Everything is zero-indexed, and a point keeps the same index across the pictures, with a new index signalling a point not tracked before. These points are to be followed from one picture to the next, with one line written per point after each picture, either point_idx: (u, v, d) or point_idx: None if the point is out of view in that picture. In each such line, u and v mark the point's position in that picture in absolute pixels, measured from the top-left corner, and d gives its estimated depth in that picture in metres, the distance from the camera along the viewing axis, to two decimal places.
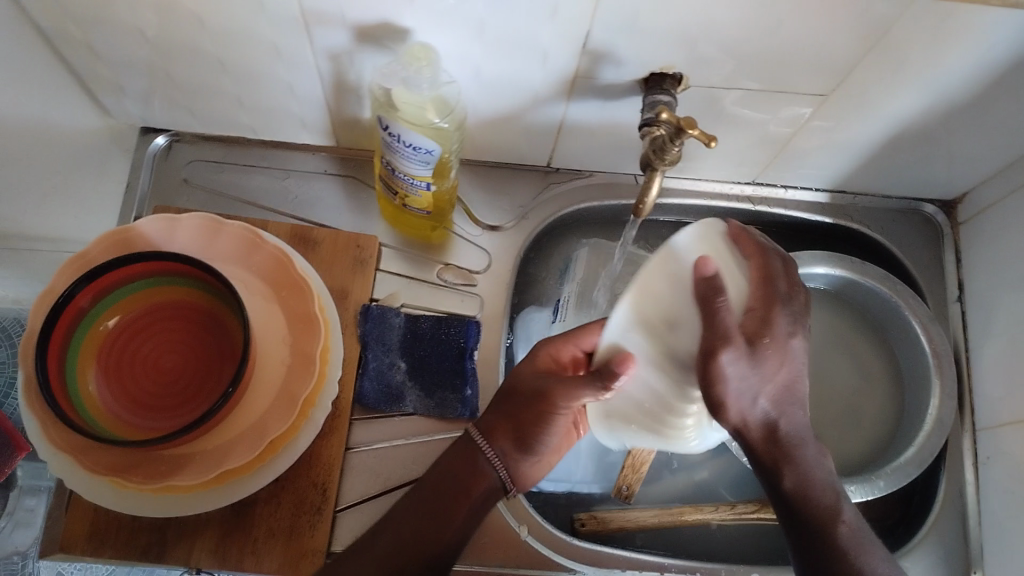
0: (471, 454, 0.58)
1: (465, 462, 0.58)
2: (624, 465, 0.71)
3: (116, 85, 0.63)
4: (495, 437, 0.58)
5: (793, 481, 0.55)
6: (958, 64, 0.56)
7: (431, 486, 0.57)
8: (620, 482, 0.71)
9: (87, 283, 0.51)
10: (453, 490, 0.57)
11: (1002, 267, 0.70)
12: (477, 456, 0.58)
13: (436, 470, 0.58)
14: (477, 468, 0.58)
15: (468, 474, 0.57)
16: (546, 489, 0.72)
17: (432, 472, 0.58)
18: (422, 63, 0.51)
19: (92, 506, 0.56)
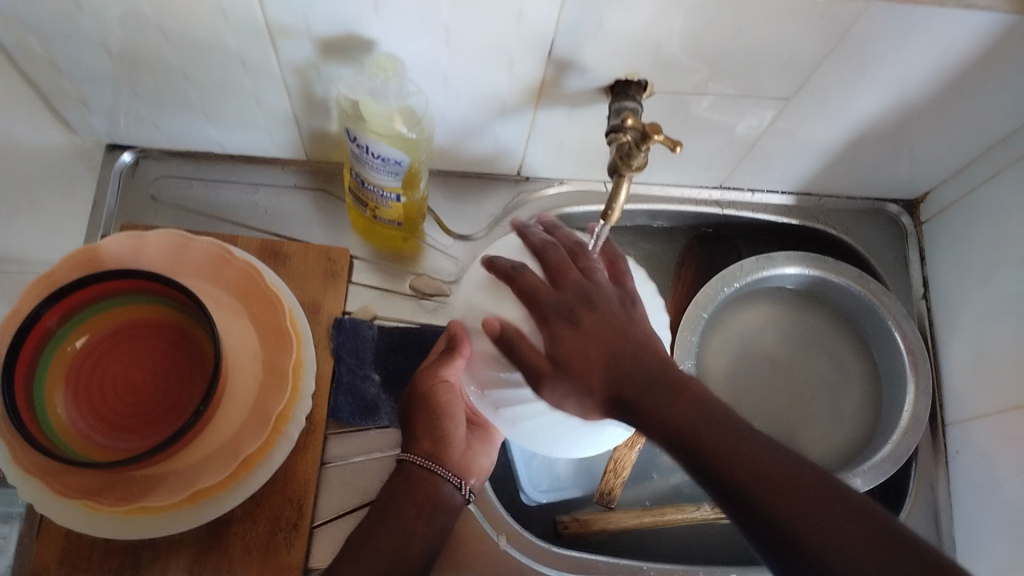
0: (424, 477, 0.59)
1: (411, 485, 0.58)
2: (607, 468, 0.72)
3: (80, 101, 0.62)
4: (420, 447, 0.60)
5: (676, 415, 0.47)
6: (915, 65, 0.57)
7: (383, 514, 0.57)
8: (603, 486, 0.72)
9: (53, 303, 0.51)
10: (409, 510, 0.58)
11: (965, 264, 0.71)
12: (424, 476, 0.59)
13: (383, 501, 0.58)
14: (421, 485, 0.59)
15: (414, 492, 0.58)
16: (532, 501, 0.72)
17: (377, 504, 0.58)
18: (388, 74, 0.51)
19: (64, 529, 0.55)
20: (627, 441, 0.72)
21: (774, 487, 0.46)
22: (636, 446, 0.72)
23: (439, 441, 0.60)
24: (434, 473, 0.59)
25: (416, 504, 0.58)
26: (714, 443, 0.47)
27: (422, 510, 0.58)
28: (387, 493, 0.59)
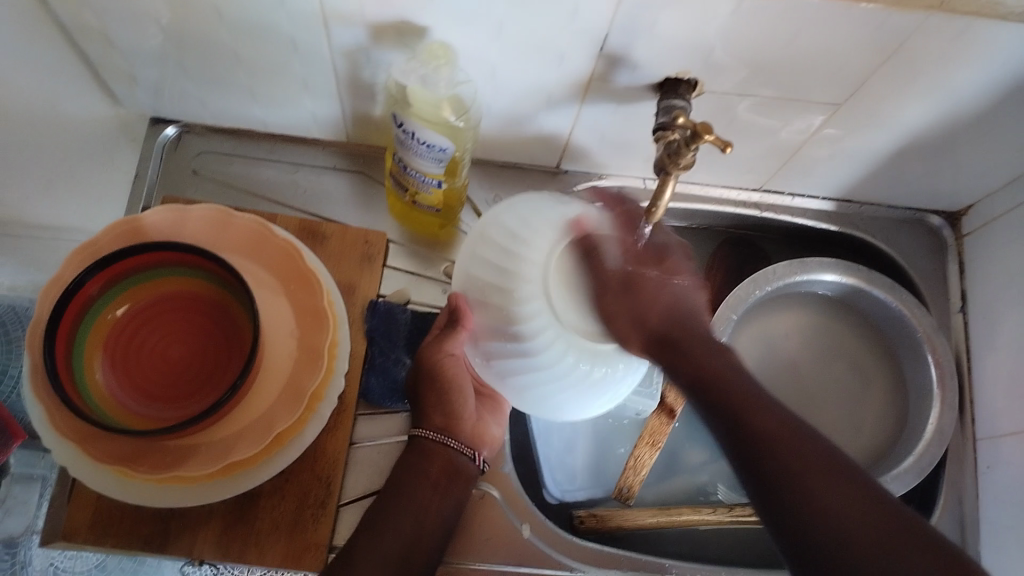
0: (439, 452, 0.58)
1: (424, 458, 0.58)
2: (627, 466, 0.72)
3: (129, 75, 0.63)
4: (431, 421, 0.59)
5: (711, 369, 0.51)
6: (969, 78, 0.56)
7: (399, 486, 0.57)
8: (620, 483, 0.72)
9: (98, 270, 0.51)
10: (426, 484, 0.57)
11: (1005, 280, 0.70)
12: (439, 449, 0.58)
13: (399, 474, 0.58)
14: (437, 460, 0.58)
15: (428, 467, 0.58)
16: (554, 498, 0.72)
17: (393, 477, 0.57)
18: (440, 62, 0.51)
19: (97, 495, 0.56)
20: (649, 440, 0.72)
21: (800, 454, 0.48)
22: (658, 446, 0.72)
23: (450, 415, 0.60)
24: (447, 445, 0.59)
25: (431, 480, 0.58)
26: (749, 403, 0.50)
27: (439, 485, 0.58)
28: (401, 466, 0.58)
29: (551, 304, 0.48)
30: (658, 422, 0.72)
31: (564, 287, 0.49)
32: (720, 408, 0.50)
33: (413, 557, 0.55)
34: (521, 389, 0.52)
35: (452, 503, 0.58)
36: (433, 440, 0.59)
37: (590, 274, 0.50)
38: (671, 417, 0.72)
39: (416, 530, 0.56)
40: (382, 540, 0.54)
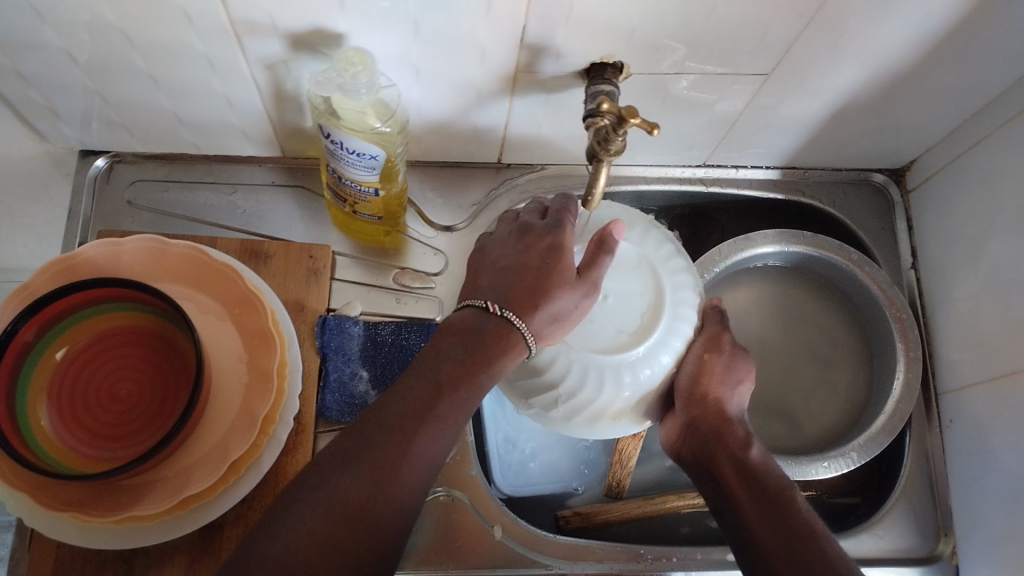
0: (495, 329, 0.51)
1: (475, 327, 0.52)
2: (613, 460, 0.71)
3: (49, 110, 0.61)
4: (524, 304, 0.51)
5: (758, 458, 0.58)
6: (894, 36, 0.56)
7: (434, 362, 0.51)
8: (611, 478, 0.71)
9: (28, 317, 0.50)
10: (458, 362, 0.50)
11: (953, 233, 0.71)
12: (508, 332, 0.51)
13: (440, 348, 0.51)
14: (488, 340, 0.51)
15: (487, 344, 0.51)
16: (500, 493, 0.71)
17: (429, 355, 0.51)
18: (357, 68, 0.50)
19: (55, 542, 0.55)
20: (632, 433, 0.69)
21: (797, 540, 0.52)
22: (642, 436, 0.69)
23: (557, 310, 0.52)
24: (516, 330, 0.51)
25: (474, 359, 0.50)
26: (792, 502, 0.55)
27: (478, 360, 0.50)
28: (448, 335, 0.52)
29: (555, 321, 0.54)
30: None
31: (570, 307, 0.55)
32: (762, 493, 0.55)
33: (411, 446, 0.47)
34: (544, 411, 0.57)
35: (492, 378, 0.51)
36: (495, 313, 0.51)
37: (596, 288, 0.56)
38: None
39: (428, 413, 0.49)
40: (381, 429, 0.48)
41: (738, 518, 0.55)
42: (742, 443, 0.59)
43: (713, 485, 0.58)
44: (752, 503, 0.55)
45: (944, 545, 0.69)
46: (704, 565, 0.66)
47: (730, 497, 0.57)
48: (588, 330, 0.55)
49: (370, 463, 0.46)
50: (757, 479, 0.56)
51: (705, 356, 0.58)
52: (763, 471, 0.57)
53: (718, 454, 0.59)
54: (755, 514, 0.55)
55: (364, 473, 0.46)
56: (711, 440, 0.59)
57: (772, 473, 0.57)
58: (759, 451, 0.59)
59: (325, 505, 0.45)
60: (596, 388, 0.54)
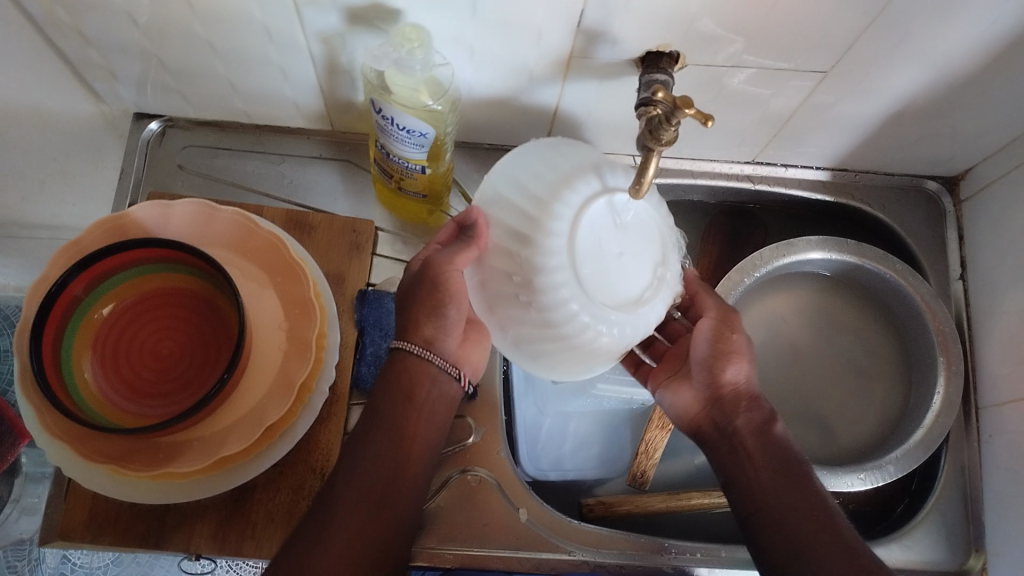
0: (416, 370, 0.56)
1: (397, 374, 0.56)
2: (639, 450, 0.71)
3: (108, 70, 0.62)
4: (418, 334, 0.56)
5: (779, 434, 0.58)
6: (960, 39, 0.55)
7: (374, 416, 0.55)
8: (635, 468, 0.71)
9: (78, 272, 0.51)
10: (396, 407, 0.55)
11: (1006, 246, 0.69)
12: (421, 364, 0.56)
13: (371, 403, 0.56)
14: (416, 380, 0.56)
15: (409, 382, 0.56)
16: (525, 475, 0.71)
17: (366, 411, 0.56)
18: (413, 44, 0.50)
19: (91, 493, 0.57)
20: (660, 423, 0.71)
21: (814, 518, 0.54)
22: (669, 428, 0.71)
23: (442, 331, 0.56)
24: (431, 365, 0.56)
25: (411, 404, 0.56)
26: (809, 477, 0.56)
27: (414, 401, 0.56)
28: (377, 386, 0.56)
29: (575, 272, 0.46)
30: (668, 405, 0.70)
31: (585, 250, 0.46)
32: (781, 466, 0.57)
33: (389, 498, 0.54)
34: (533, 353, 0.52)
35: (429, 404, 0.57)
36: (411, 352, 0.55)
37: (612, 240, 0.47)
38: None
39: (391, 461, 0.54)
40: (358, 482, 0.53)
41: (753, 487, 0.56)
42: (765, 417, 0.59)
43: (728, 454, 0.58)
44: (771, 474, 0.56)
45: (974, 560, 0.67)
46: (728, 563, 0.65)
47: (748, 468, 0.57)
48: (609, 279, 0.47)
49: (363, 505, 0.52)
50: (778, 456, 0.57)
51: (725, 326, 0.59)
52: (783, 443, 0.58)
53: (742, 427, 0.58)
54: (773, 487, 0.56)
55: (355, 525, 0.52)
56: (734, 411, 0.59)
57: (791, 446, 0.58)
58: (781, 426, 0.59)
59: (337, 549, 0.50)
60: (591, 337, 0.48)
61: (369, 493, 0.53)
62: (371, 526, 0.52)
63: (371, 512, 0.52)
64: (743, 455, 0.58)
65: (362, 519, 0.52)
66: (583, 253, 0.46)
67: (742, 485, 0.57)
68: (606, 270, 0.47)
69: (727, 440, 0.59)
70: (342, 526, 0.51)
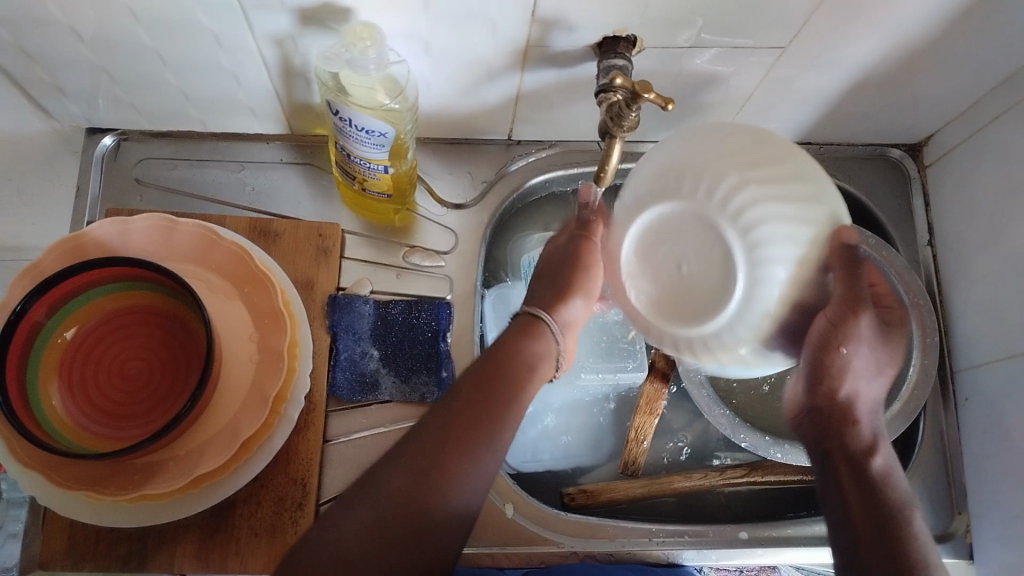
0: (528, 324, 0.55)
1: (528, 339, 0.54)
2: (628, 438, 0.71)
3: (56, 87, 0.60)
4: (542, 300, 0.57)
5: (882, 464, 0.55)
6: (914, 7, 0.55)
7: (473, 396, 0.50)
8: (626, 456, 0.71)
9: (37, 297, 0.50)
10: (517, 373, 0.51)
11: (971, 209, 0.69)
12: (537, 325, 0.55)
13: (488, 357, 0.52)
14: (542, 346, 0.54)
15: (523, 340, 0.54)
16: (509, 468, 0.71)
17: (472, 380, 0.50)
18: (366, 43, 0.49)
19: (69, 520, 0.56)
20: (646, 408, 0.71)
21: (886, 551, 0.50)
22: (656, 413, 0.71)
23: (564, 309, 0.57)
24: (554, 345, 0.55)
25: (531, 370, 0.52)
26: (901, 516, 0.52)
27: (534, 370, 0.52)
28: (504, 341, 0.53)
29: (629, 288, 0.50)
30: (653, 389, 0.72)
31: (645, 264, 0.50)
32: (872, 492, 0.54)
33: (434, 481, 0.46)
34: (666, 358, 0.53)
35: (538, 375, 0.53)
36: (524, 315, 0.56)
37: (669, 253, 0.47)
38: (664, 381, 0.72)
39: (469, 440, 0.48)
40: (389, 479, 0.46)
41: (843, 506, 0.54)
42: (864, 448, 0.56)
43: (824, 476, 0.57)
44: (859, 496, 0.54)
45: (957, 524, 0.69)
46: (716, 543, 0.66)
47: (839, 488, 0.55)
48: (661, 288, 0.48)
49: (400, 497, 0.45)
50: (874, 488, 0.54)
51: (838, 325, 0.51)
52: (881, 479, 0.54)
53: (833, 449, 0.57)
54: (864, 516, 0.53)
55: (376, 519, 0.44)
56: (831, 430, 0.58)
57: (891, 484, 0.54)
58: (880, 460, 0.56)
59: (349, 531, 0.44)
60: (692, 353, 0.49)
61: (429, 472, 0.46)
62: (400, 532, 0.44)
63: (423, 495, 0.45)
64: (834, 476, 0.56)
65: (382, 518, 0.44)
66: (632, 272, 0.49)
67: (829, 497, 0.56)
68: (665, 283, 0.48)
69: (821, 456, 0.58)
70: (359, 516, 0.45)
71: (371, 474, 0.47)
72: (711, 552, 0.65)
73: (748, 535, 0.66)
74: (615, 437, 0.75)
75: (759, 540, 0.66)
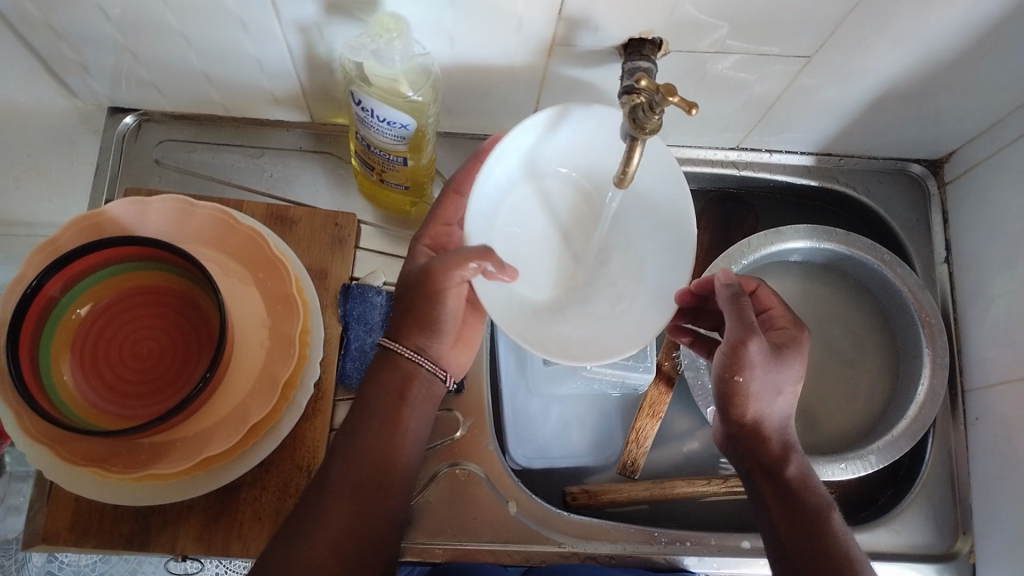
0: (393, 361, 0.57)
1: (389, 370, 0.57)
2: (628, 440, 0.71)
3: (80, 65, 0.61)
4: (408, 338, 0.57)
5: (794, 471, 0.59)
6: (943, 22, 0.54)
7: (354, 438, 0.55)
8: (625, 457, 0.71)
9: (54, 272, 0.50)
10: (393, 404, 0.56)
11: (990, 228, 0.69)
12: (398, 361, 0.57)
13: (361, 401, 0.57)
14: (408, 374, 0.57)
15: (393, 376, 0.57)
16: (516, 464, 0.72)
17: (349, 426, 0.56)
18: (392, 35, 0.49)
19: (74, 496, 0.56)
20: (649, 411, 0.71)
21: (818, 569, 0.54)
22: (659, 417, 0.71)
23: (432, 338, 0.58)
24: (421, 368, 0.57)
25: (402, 401, 0.57)
26: (827, 525, 0.56)
27: (405, 398, 0.57)
28: (368, 386, 0.57)
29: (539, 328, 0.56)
30: (658, 393, 0.72)
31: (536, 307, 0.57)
32: (794, 507, 0.57)
33: (370, 506, 0.54)
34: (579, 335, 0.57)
35: (415, 400, 0.57)
36: (400, 353, 0.57)
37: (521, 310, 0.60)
38: (669, 386, 0.72)
39: (369, 474, 0.54)
40: (327, 514, 0.52)
41: (773, 531, 0.58)
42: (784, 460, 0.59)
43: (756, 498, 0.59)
44: (785, 519, 0.57)
45: (961, 543, 0.68)
46: (718, 551, 0.65)
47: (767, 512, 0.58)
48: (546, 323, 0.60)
49: (341, 531, 0.52)
50: (797, 505, 0.57)
51: None
52: (800, 487, 0.58)
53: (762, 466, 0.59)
54: (793, 532, 0.57)
55: (332, 547, 0.51)
56: (755, 449, 0.60)
57: (812, 490, 0.58)
58: (793, 467, 0.59)
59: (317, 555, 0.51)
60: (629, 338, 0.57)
61: (360, 499, 0.53)
62: (351, 551, 0.52)
63: (359, 518, 0.53)
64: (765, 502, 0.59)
65: (331, 545, 0.51)
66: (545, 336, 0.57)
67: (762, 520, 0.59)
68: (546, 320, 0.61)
69: (748, 476, 0.60)
70: (312, 541, 0.51)
71: (309, 507, 0.52)
72: (711, 559, 0.65)
73: (750, 545, 0.66)
74: (621, 440, 0.74)
75: (761, 551, 0.65)
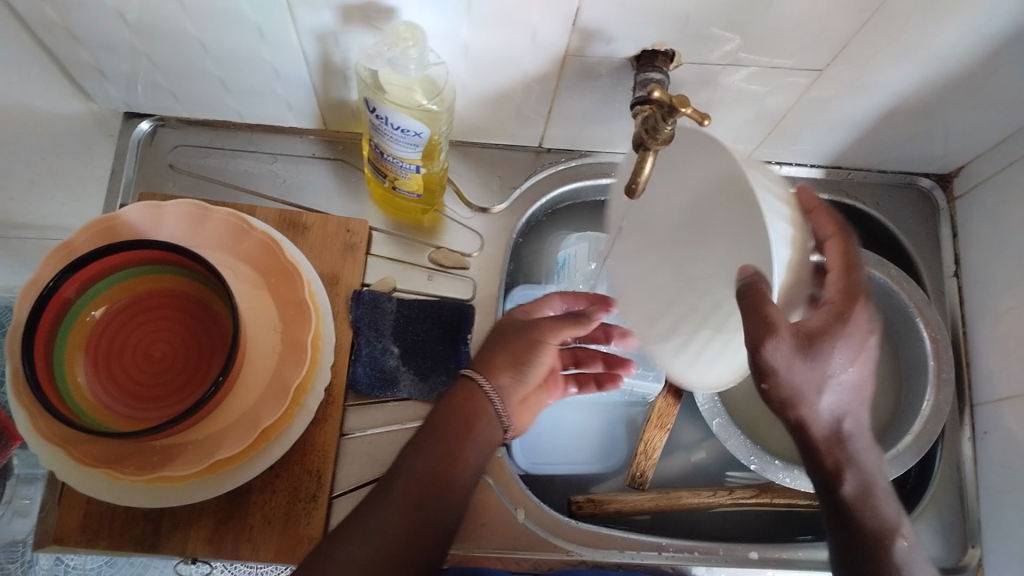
0: (469, 389, 0.56)
1: (464, 400, 0.56)
2: (638, 451, 0.71)
3: (99, 70, 0.61)
4: (491, 373, 0.57)
5: (858, 487, 0.55)
6: (953, 37, 0.55)
7: (418, 458, 0.53)
8: (635, 468, 0.71)
9: (70, 274, 0.50)
10: (462, 431, 0.54)
11: (999, 242, 0.69)
12: (475, 393, 0.56)
13: (431, 424, 0.55)
14: (477, 407, 0.55)
15: (467, 406, 0.56)
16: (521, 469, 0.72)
17: (414, 448, 0.54)
18: (408, 44, 0.50)
19: (85, 497, 0.56)
20: (658, 423, 0.71)
21: None
22: (667, 428, 0.71)
23: (517, 378, 0.58)
24: (492, 406, 0.56)
25: (470, 430, 0.55)
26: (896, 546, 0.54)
27: (473, 430, 0.55)
28: (437, 412, 0.55)
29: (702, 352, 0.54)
30: (664, 404, 0.72)
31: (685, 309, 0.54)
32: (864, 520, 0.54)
33: (422, 526, 0.50)
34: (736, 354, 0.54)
35: (482, 432, 0.55)
36: (479, 385, 0.56)
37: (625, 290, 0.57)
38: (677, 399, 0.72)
39: (426, 493, 0.51)
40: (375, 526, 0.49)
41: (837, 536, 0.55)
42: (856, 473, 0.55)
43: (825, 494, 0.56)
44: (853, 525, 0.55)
45: (969, 557, 0.68)
46: (725, 561, 0.65)
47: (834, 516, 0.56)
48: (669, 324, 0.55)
49: (385, 544, 0.49)
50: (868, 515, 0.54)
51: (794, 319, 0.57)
52: (867, 503, 0.55)
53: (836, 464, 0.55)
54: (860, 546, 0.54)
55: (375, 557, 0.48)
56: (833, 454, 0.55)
57: (881, 509, 0.55)
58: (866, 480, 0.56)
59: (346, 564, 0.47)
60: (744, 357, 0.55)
61: (411, 517, 0.50)
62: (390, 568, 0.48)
63: (407, 535, 0.50)
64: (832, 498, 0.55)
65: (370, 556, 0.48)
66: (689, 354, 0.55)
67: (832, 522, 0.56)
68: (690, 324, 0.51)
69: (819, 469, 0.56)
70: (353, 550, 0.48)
71: (362, 515, 0.50)
72: (718, 569, 0.65)
73: (758, 555, 0.66)
74: (628, 449, 0.75)
75: (769, 561, 0.66)
